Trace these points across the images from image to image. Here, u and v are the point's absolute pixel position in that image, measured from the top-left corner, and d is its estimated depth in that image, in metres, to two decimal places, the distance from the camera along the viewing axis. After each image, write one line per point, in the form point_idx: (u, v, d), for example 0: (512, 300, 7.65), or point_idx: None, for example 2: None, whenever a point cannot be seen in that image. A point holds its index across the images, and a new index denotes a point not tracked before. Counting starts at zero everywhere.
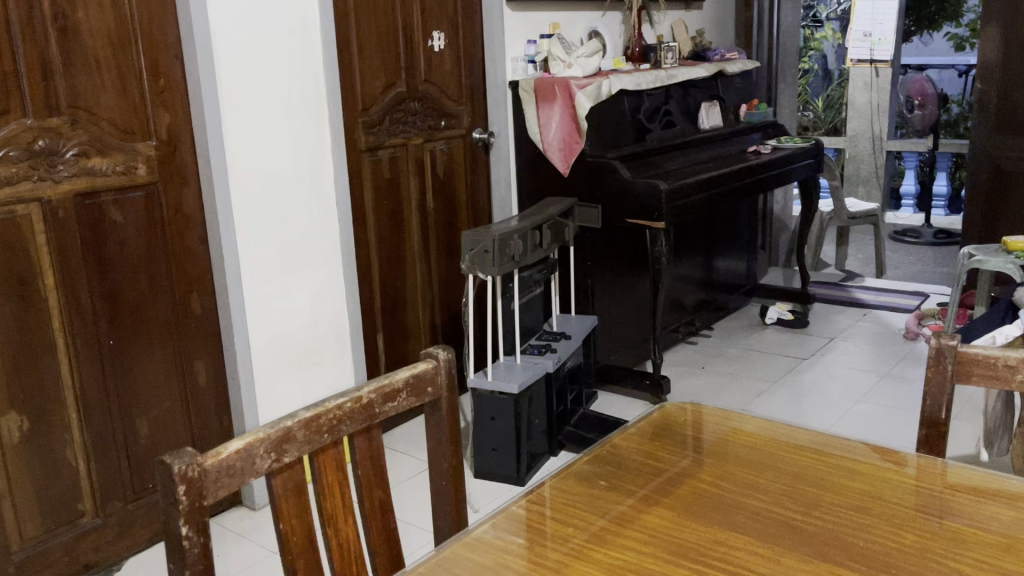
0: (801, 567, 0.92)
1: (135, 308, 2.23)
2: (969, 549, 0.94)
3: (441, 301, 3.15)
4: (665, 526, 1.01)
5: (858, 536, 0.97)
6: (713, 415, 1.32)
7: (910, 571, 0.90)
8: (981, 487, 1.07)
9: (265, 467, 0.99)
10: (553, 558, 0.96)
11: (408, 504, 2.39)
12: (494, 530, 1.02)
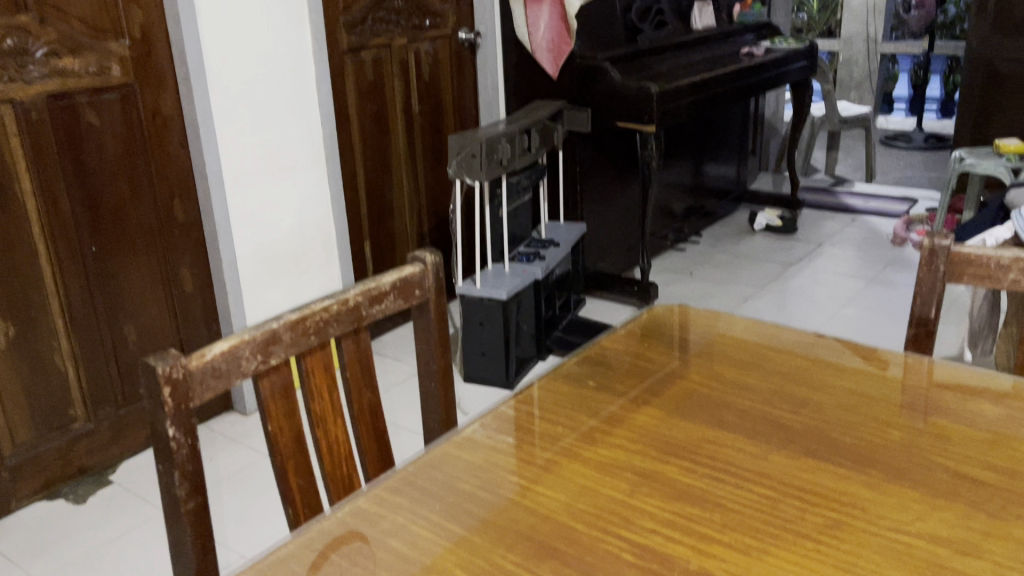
0: (789, 463, 0.93)
1: (116, 214, 2.19)
2: (954, 444, 0.94)
3: (429, 207, 3.12)
4: (653, 425, 1.02)
5: (845, 433, 0.98)
6: (701, 318, 1.31)
7: (896, 466, 0.91)
8: (967, 386, 1.08)
9: (251, 370, 0.98)
10: (544, 457, 0.96)
11: (393, 409, 2.41)
12: (484, 430, 1.03)
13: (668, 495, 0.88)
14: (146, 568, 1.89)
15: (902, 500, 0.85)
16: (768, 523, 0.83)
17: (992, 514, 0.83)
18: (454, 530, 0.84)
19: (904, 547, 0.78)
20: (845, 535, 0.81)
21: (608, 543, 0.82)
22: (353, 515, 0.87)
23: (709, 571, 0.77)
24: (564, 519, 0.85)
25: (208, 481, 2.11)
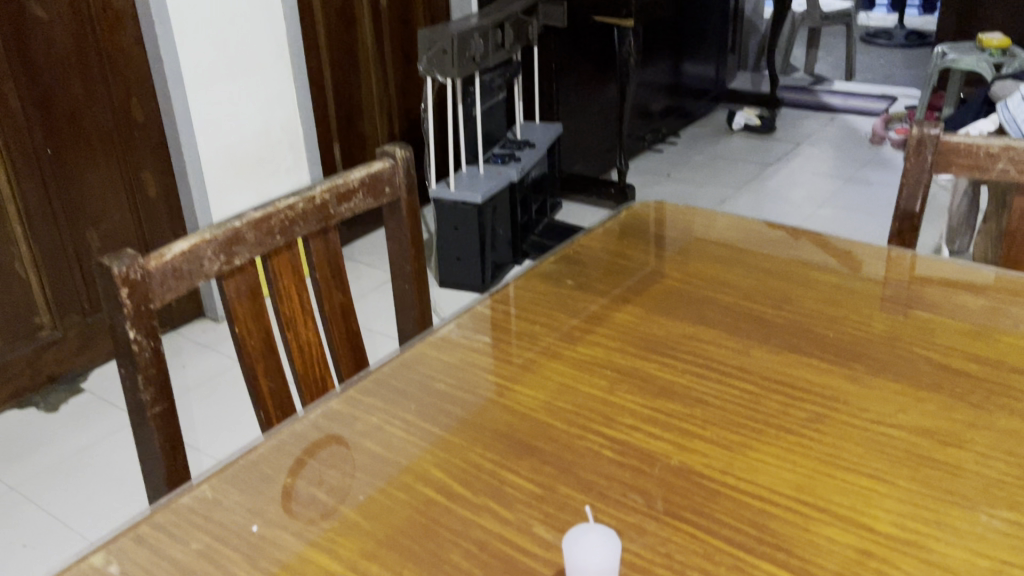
0: (771, 359, 0.91)
1: (71, 114, 2.09)
2: (935, 338, 0.93)
3: (400, 107, 3.02)
4: (633, 323, 1.00)
5: (828, 328, 0.96)
6: (681, 215, 1.28)
7: (878, 360, 0.90)
8: (950, 280, 1.06)
9: (214, 271, 0.93)
10: (522, 357, 0.94)
11: (365, 316, 2.37)
12: (460, 330, 0.99)
13: (648, 392, 0.87)
14: (120, 475, 1.88)
15: (884, 393, 0.84)
16: (749, 418, 0.82)
17: (974, 405, 0.82)
18: (431, 430, 0.82)
19: (888, 439, 0.77)
20: (829, 428, 0.80)
21: (589, 441, 0.80)
22: (326, 416, 0.84)
23: (692, 467, 0.76)
24: (543, 418, 0.83)
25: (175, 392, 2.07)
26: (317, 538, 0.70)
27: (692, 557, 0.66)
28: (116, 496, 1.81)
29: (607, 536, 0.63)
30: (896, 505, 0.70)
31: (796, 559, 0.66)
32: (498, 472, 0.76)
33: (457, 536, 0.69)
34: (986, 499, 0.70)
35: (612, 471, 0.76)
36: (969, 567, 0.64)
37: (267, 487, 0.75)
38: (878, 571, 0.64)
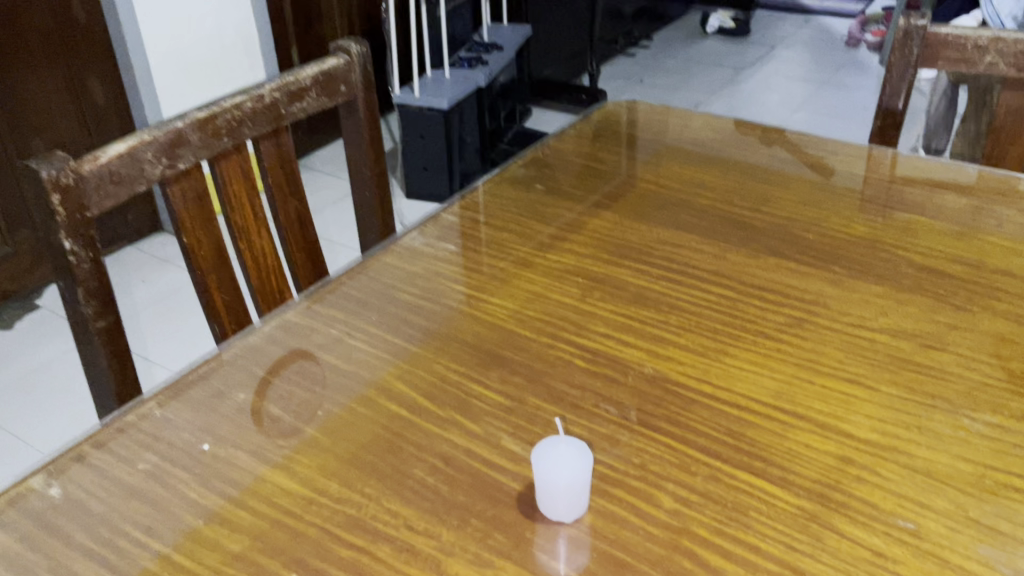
0: (749, 263, 0.87)
1: (7, 17, 1.94)
2: (918, 239, 0.89)
3: (361, 9, 2.88)
4: (605, 229, 0.95)
5: (808, 231, 0.92)
6: (656, 115, 1.22)
7: (859, 262, 0.86)
8: (932, 180, 1.02)
9: (155, 175, 0.87)
10: (489, 265, 0.89)
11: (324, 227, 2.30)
12: (423, 237, 0.94)
13: (621, 299, 0.83)
14: (76, 391, 1.83)
15: (866, 297, 0.81)
16: (726, 325, 0.78)
17: (957, 308, 0.79)
18: (393, 342, 0.78)
19: (869, 344, 0.75)
20: (808, 334, 0.76)
21: (559, 350, 0.76)
22: (281, 329, 0.80)
23: (666, 376, 0.73)
24: (512, 328, 0.79)
25: (127, 310, 1.99)
26: (273, 455, 0.66)
27: (667, 468, 0.64)
28: (71, 412, 1.77)
29: (581, 456, 0.59)
30: (877, 411, 0.68)
31: (774, 468, 0.63)
32: (465, 384, 0.73)
33: (422, 451, 0.66)
34: (969, 402, 0.68)
35: (584, 381, 0.72)
36: (951, 473, 0.62)
37: (219, 403, 0.71)
38: (859, 478, 0.62)
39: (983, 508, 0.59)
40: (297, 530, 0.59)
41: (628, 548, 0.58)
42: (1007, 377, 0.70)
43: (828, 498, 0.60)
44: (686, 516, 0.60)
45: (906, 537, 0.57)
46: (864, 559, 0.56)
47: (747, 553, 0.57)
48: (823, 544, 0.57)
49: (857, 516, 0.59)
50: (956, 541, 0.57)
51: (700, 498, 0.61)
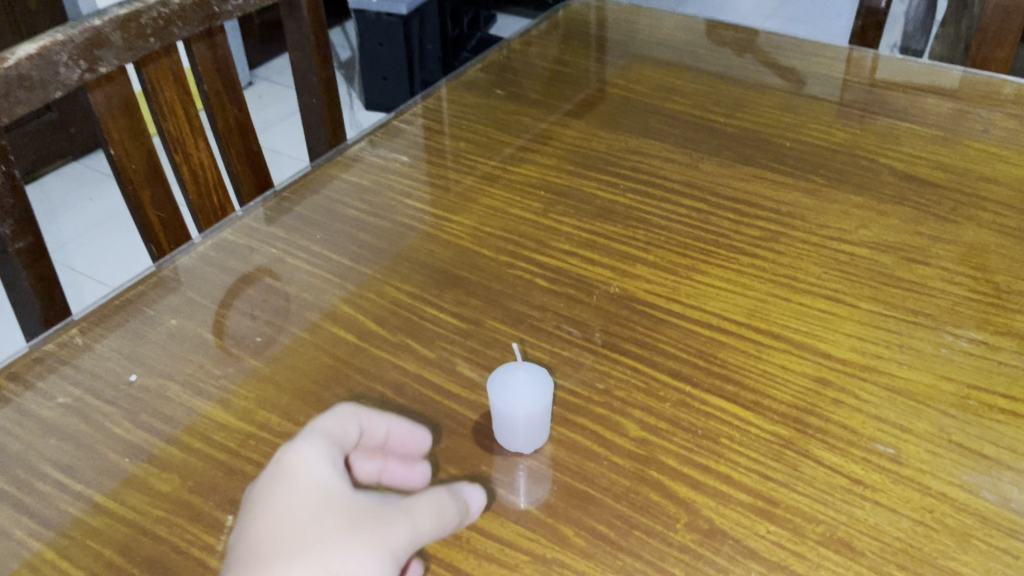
0: (723, 173, 0.82)
1: None
2: (899, 145, 0.84)
3: None
4: (568, 137, 0.89)
5: (784, 138, 0.87)
6: (624, 14, 1.14)
7: (837, 171, 0.81)
8: (913, 83, 0.96)
9: (75, 80, 0.77)
10: (445, 178, 0.83)
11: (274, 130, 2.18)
12: (373, 148, 0.87)
13: (586, 214, 0.77)
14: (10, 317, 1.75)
15: (844, 208, 0.76)
16: (697, 240, 0.74)
17: (939, 218, 0.74)
18: (340, 262, 0.72)
19: (847, 258, 0.70)
20: (784, 248, 0.72)
21: (519, 269, 0.71)
22: (217, 249, 0.73)
23: (633, 295, 0.68)
24: (469, 245, 0.74)
25: (69, 230, 1.91)
26: (208, 388, 0.60)
27: (634, 393, 0.59)
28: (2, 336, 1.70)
29: (539, 384, 0.55)
30: (856, 329, 0.64)
31: (746, 391, 0.59)
32: (417, 307, 0.67)
33: (370, 379, 0.61)
34: (952, 317, 0.64)
35: (545, 302, 0.68)
36: (933, 393, 0.58)
37: (149, 331, 0.65)
38: (836, 400, 0.58)
39: (966, 430, 0.56)
40: (233, 466, 0.55)
41: (591, 480, 0.54)
42: (991, 291, 0.66)
43: (803, 423, 0.57)
44: (653, 445, 0.56)
45: (885, 464, 0.54)
46: (841, 487, 0.53)
47: (717, 483, 0.53)
48: (798, 472, 0.53)
49: (834, 441, 0.55)
50: (938, 466, 0.54)
51: (667, 425, 0.57)
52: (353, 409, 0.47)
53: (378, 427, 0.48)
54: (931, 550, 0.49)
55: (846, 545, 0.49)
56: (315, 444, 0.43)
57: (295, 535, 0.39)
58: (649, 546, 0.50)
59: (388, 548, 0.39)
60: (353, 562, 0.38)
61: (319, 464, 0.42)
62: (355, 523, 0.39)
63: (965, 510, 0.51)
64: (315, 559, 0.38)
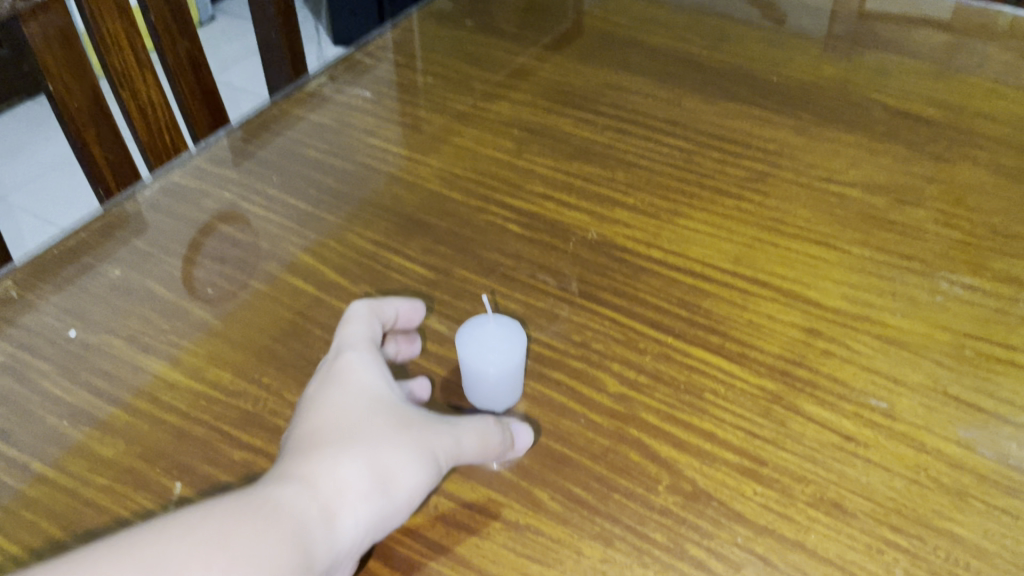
0: (706, 110, 0.77)
1: None
2: (891, 81, 0.80)
3: None
4: (544, 71, 0.83)
5: (771, 73, 0.82)
6: None
7: (826, 108, 0.77)
8: (907, 14, 0.91)
9: (5, 9, 0.69)
10: (412, 116, 0.78)
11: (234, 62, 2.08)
12: (334, 83, 0.81)
13: (561, 154, 0.73)
14: None
15: (834, 146, 0.72)
16: (680, 181, 0.69)
17: (934, 157, 0.71)
18: (299, 208, 0.67)
19: (837, 200, 0.67)
20: (771, 190, 0.68)
21: (490, 214, 0.67)
22: (165, 193, 0.68)
23: (612, 241, 0.64)
24: (436, 189, 0.69)
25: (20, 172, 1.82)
26: (156, 346, 0.56)
27: (613, 345, 0.56)
28: None
29: (510, 334, 0.51)
30: (846, 276, 0.60)
31: (732, 343, 0.56)
32: (382, 255, 0.63)
33: (330, 333, 0.57)
34: (947, 263, 0.61)
35: (518, 249, 0.63)
36: (928, 343, 0.55)
37: (92, 283, 0.60)
38: (826, 351, 0.55)
39: (962, 382, 0.53)
40: (182, 429, 0.51)
41: (568, 439, 0.50)
42: (987, 234, 0.63)
43: (791, 377, 0.53)
44: (633, 401, 0.52)
45: (878, 419, 0.51)
46: (832, 445, 0.50)
47: (701, 441, 0.50)
48: (787, 429, 0.50)
49: (823, 395, 0.52)
50: (932, 420, 0.51)
51: (649, 379, 0.53)
52: (371, 308, 0.51)
53: (387, 311, 0.52)
54: (927, 510, 0.46)
55: (837, 506, 0.47)
56: (362, 354, 0.47)
57: (347, 429, 0.43)
58: (629, 510, 0.47)
59: (427, 455, 0.44)
60: (398, 460, 0.43)
61: (366, 373, 0.46)
62: (399, 428, 0.44)
63: (962, 468, 0.48)
64: (365, 453, 0.42)
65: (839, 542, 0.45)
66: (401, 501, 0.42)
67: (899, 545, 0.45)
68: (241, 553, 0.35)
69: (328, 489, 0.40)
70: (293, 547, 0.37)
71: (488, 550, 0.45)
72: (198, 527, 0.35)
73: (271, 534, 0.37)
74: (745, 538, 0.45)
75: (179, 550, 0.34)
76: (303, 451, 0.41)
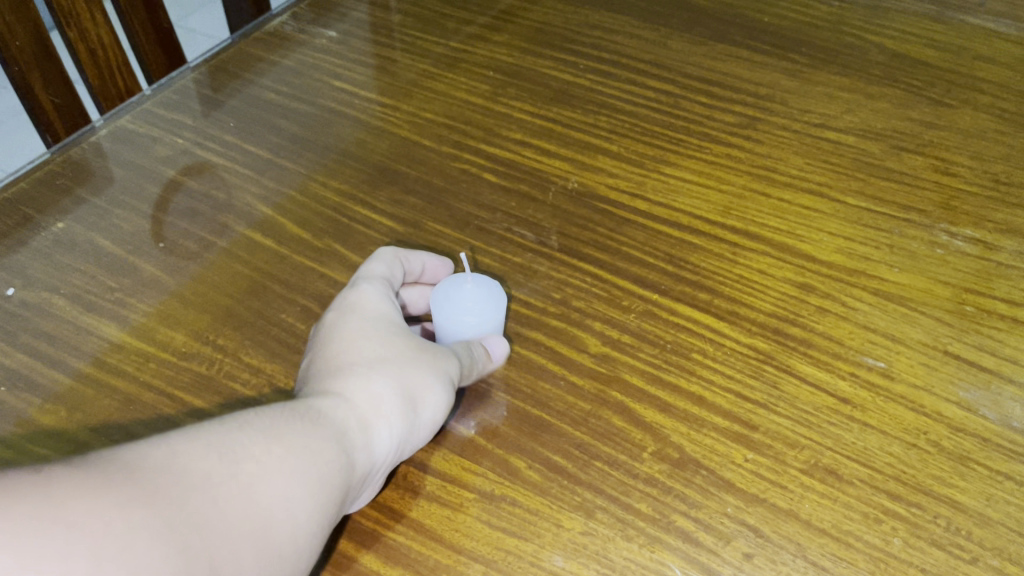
0: (694, 51, 0.73)
1: None
2: (887, 21, 0.76)
3: None
4: (522, 10, 0.79)
5: (762, 12, 0.78)
6: None
7: (819, 50, 0.73)
8: None
9: None
10: (380, 57, 0.73)
11: (197, 6, 1.99)
12: (297, 22, 0.76)
13: (541, 98, 0.69)
14: None
15: (829, 90, 0.68)
16: (667, 127, 0.65)
17: (932, 102, 0.67)
18: (259, 157, 0.63)
19: (832, 147, 0.63)
20: (762, 136, 0.64)
21: (464, 162, 0.62)
22: (115, 140, 0.63)
23: (594, 191, 0.60)
24: (407, 136, 0.65)
25: None
26: (103, 305, 0.52)
27: (594, 302, 0.52)
28: None
29: (480, 279, 0.49)
30: (843, 228, 0.57)
31: (721, 299, 0.52)
32: (348, 207, 0.59)
33: (291, 291, 0.53)
34: (947, 213, 0.58)
35: (493, 200, 0.59)
36: (927, 298, 0.52)
37: (33, 237, 0.56)
38: (820, 308, 0.52)
39: (962, 340, 0.50)
40: (129, 395, 0.47)
41: (547, 404, 0.47)
42: (988, 183, 0.60)
43: (783, 335, 0.50)
44: (616, 362, 0.49)
45: (875, 379, 0.48)
46: (826, 408, 0.47)
47: (688, 405, 0.47)
48: (779, 391, 0.47)
49: (818, 355, 0.49)
50: (931, 381, 0.48)
51: (632, 339, 0.50)
52: (396, 252, 0.50)
53: (414, 265, 0.51)
54: (927, 477, 0.43)
55: (832, 473, 0.44)
56: (384, 288, 0.48)
57: (375, 349, 0.44)
58: (612, 479, 0.43)
59: (450, 375, 0.45)
60: (425, 379, 0.43)
61: (389, 301, 0.47)
62: (423, 350, 0.45)
63: (963, 431, 0.45)
64: (393, 372, 0.43)
65: (835, 511, 0.42)
66: (430, 419, 0.43)
67: (897, 514, 0.42)
68: (291, 447, 0.37)
69: (363, 402, 0.41)
70: (335, 447, 0.38)
71: (461, 523, 0.42)
72: (252, 420, 0.37)
73: (316, 434, 0.38)
74: (735, 508, 0.42)
75: (236, 436, 0.36)
76: (338, 369, 0.43)
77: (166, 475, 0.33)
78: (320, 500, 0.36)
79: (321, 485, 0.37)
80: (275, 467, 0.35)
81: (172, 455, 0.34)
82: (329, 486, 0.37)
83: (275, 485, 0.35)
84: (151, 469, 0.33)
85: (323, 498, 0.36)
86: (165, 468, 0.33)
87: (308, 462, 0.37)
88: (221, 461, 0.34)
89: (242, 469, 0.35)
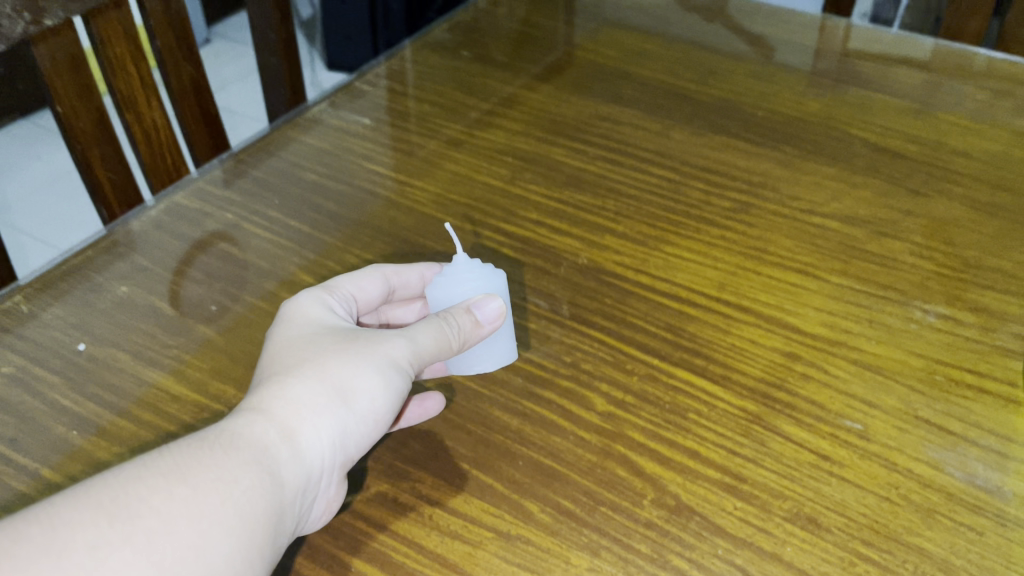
0: (695, 142, 0.81)
1: None
2: (872, 118, 0.83)
3: None
4: (537, 102, 0.86)
5: (758, 107, 0.85)
6: None
7: (808, 142, 0.80)
8: (888, 54, 0.93)
9: (18, 34, 0.70)
10: (410, 143, 0.80)
11: (233, 84, 2.11)
12: (334, 110, 0.84)
13: (556, 182, 0.76)
14: None
15: (817, 179, 0.75)
16: (666, 210, 0.72)
17: (912, 192, 0.74)
18: (300, 231, 0.70)
19: (820, 231, 0.70)
20: (752, 218, 0.71)
21: (484, 239, 0.69)
22: (169, 215, 0.70)
23: (601, 266, 0.67)
24: (432, 213, 0.72)
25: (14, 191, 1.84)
26: (160, 357, 0.58)
27: (600, 364, 0.58)
28: None
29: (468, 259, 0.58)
30: (825, 303, 0.63)
31: (715, 365, 0.58)
32: None
33: None
34: (923, 292, 0.64)
35: (511, 273, 0.66)
36: (901, 369, 0.58)
37: (97, 298, 0.62)
38: (805, 375, 0.58)
39: (933, 407, 0.55)
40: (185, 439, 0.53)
41: (557, 454, 0.53)
42: (960, 266, 0.66)
43: (772, 397, 0.56)
44: (620, 420, 0.55)
45: (852, 439, 0.53)
46: (808, 463, 0.52)
47: (686, 459, 0.52)
48: (766, 448, 0.53)
49: (802, 417, 0.55)
50: (905, 442, 0.53)
51: (636, 400, 0.56)
52: (380, 269, 0.59)
53: (409, 278, 0.60)
54: (897, 526, 0.49)
55: (812, 520, 0.49)
56: (306, 296, 0.53)
57: (295, 359, 0.48)
58: (615, 522, 0.49)
59: (381, 363, 0.49)
60: (350, 375, 0.48)
61: (316, 309, 0.52)
62: (350, 347, 0.49)
63: (931, 487, 0.51)
64: (314, 375, 0.47)
65: (814, 555, 0.47)
66: (365, 408, 0.48)
67: (870, 558, 0.47)
68: (197, 484, 0.40)
69: (283, 413, 0.45)
70: (250, 472, 0.42)
71: (480, 558, 0.47)
72: (152, 464, 0.41)
73: (230, 463, 0.42)
74: (725, 550, 0.47)
75: (131, 486, 0.39)
76: (256, 388, 0.47)
77: (43, 553, 0.36)
78: (236, 530, 0.40)
79: (236, 514, 0.41)
80: (178, 510, 0.39)
81: (52, 529, 0.37)
82: (247, 512, 0.41)
83: (180, 525, 0.39)
84: (27, 552, 0.36)
85: (237, 526, 0.40)
86: (46, 546, 0.36)
87: (219, 494, 0.41)
88: (111, 524, 0.38)
89: (141, 523, 0.38)
